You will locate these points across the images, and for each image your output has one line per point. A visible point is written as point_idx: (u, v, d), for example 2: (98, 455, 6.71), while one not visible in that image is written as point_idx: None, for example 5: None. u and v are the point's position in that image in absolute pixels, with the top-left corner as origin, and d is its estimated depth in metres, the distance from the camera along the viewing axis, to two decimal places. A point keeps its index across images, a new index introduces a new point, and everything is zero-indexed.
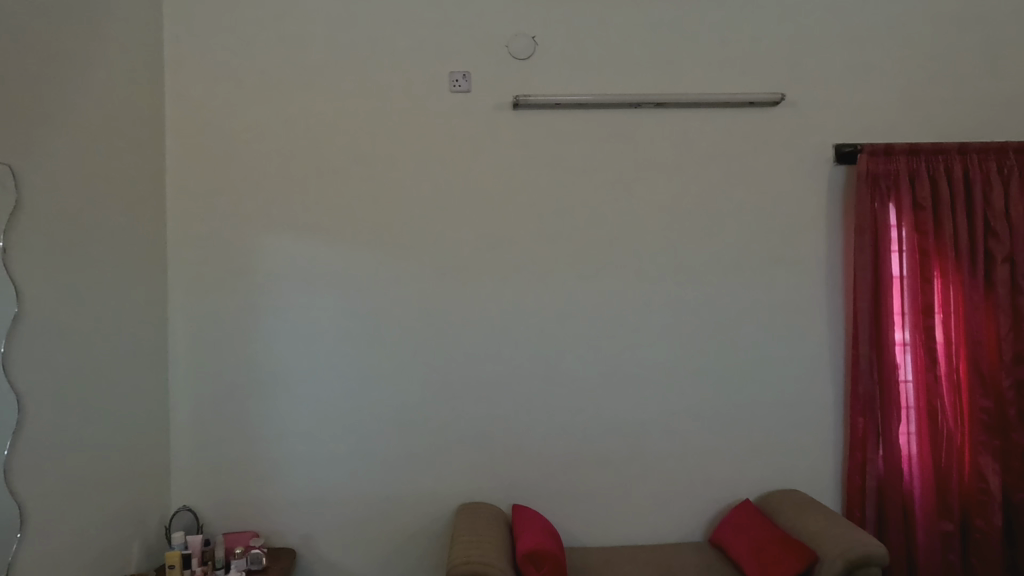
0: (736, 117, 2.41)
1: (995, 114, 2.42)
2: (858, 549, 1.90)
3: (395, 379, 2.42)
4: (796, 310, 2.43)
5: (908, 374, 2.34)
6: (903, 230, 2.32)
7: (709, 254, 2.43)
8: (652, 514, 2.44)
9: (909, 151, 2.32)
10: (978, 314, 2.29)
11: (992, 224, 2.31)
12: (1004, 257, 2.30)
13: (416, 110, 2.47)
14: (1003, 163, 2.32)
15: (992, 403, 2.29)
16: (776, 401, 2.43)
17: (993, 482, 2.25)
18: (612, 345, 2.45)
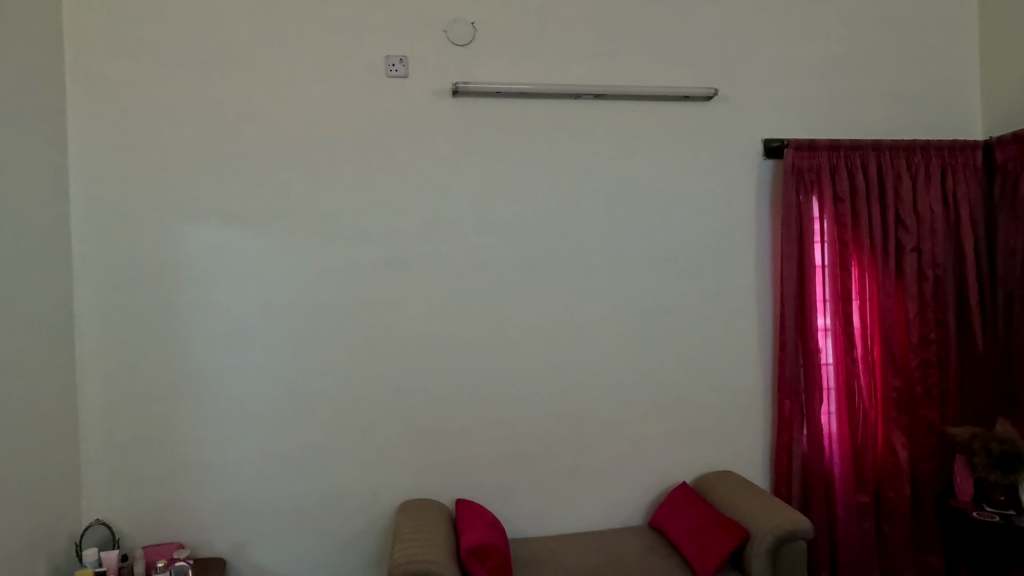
0: (671, 111, 2.25)
1: (907, 116, 2.38)
2: (785, 525, 1.80)
3: (335, 388, 2.09)
4: (736, 305, 2.29)
5: (828, 357, 2.22)
6: (825, 221, 2.20)
7: (652, 254, 2.24)
8: (606, 507, 2.22)
9: (830, 147, 2.20)
10: (890, 300, 2.20)
11: (902, 216, 2.21)
12: (913, 247, 2.20)
13: (360, 85, 2.11)
14: (912, 160, 2.24)
15: (901, 383, 2.20)
16: (719, 403, 2.28)
17: (903, 455, 2.16)
18: (561, 360, 2.20)
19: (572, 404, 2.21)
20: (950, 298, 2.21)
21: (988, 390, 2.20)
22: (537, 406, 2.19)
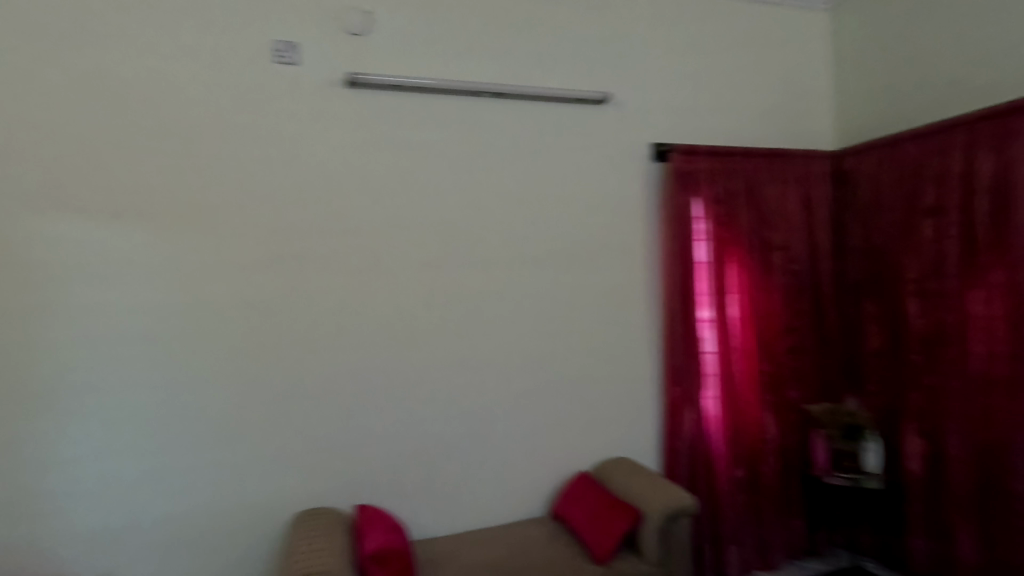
0: (566, 113, 2.32)
1: (781, 123, 2.58)
2: (673, 503, 1.93)
3: (219, 395, 1.94)
4: (629, 300, 2.41)
5: (710, 346, 2.38)
6: (706, 221, 2.37)
7: (550, 252, 2.30)
8: (509, 500, 2.25)
9: (710, 152, 2.37)
10: (760, 294, 2.42)
11: (770, 217, 2.45)
12: (779, 245, 2.44)
13: (244, 70, 1.97)
14: (778, 166, 2.47)
15: (770, 367, 2.43)
16: (614, 394, 2.38)
17: (771, 431, 2.41)
18: (461, 358, 2.20)
19: (474, 401, 2.21)
20: (808, 291, 2.48)
21: (838, 371, 2.50)
22: (439, 405, 2.17)
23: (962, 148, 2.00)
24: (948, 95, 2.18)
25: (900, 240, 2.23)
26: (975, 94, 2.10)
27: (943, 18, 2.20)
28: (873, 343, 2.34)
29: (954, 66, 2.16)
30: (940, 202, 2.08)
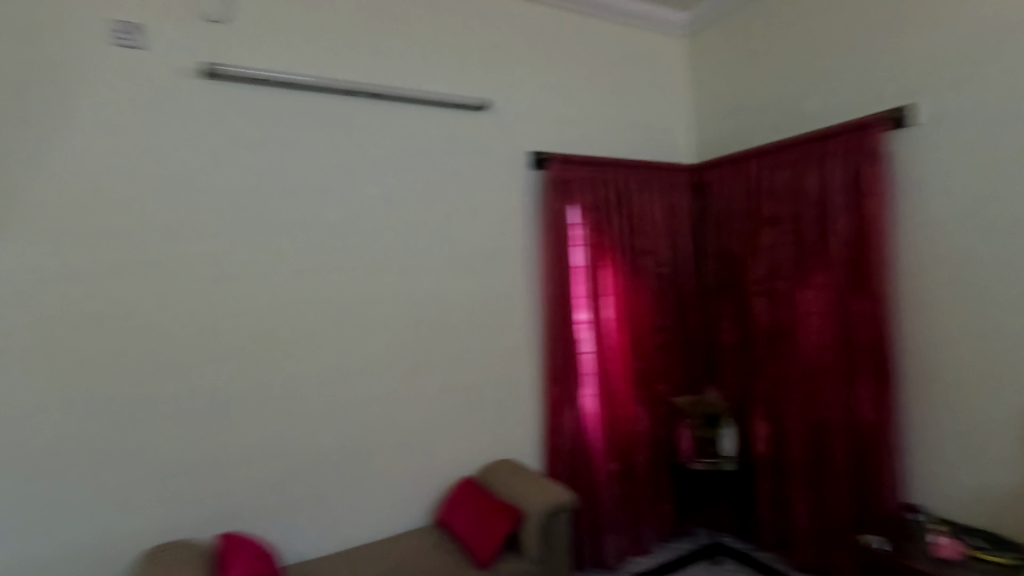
0: (445, 117, 2.31)
1: (646, 137, 2.78)
2: (552, 500, 1.99)
3: (44, 422, 1.69)
4: (510, 304, 2.45)
5: (587, 347, 2.48)
6: (582, 227, 2.47)
7: (431, 257, 2.28)
8: (391, 512, 2.19)
9: (584, 162, 2.48)
10: (632, 296, 2.58)
11: (639, 224, 2.61)
12: (647, 250, 2.62)
13: (75, 52, 1.74)
14: (646, 177, 2.65)
15: (641, 364, 2.59)
16: (497, 396, 2.42)
17: (643, 425, 2.55)
18: (339, 367, 2.11)
19: (352, 411, 2.13)
20: (672, 292, 2.69)
21: (699, 366, 2.74)
22: (314, 418, 2.06)
23: (793, 166, 2.28)
24: (782, 118, 2.45)
25: (746, 246, 2.49)
26: (802, 118, 2.37)
27: (777, 49, 2.46)
28: (728, 339, 2.60)
29: (786, 92, 2.43)
30: (777, 213, 2.35)
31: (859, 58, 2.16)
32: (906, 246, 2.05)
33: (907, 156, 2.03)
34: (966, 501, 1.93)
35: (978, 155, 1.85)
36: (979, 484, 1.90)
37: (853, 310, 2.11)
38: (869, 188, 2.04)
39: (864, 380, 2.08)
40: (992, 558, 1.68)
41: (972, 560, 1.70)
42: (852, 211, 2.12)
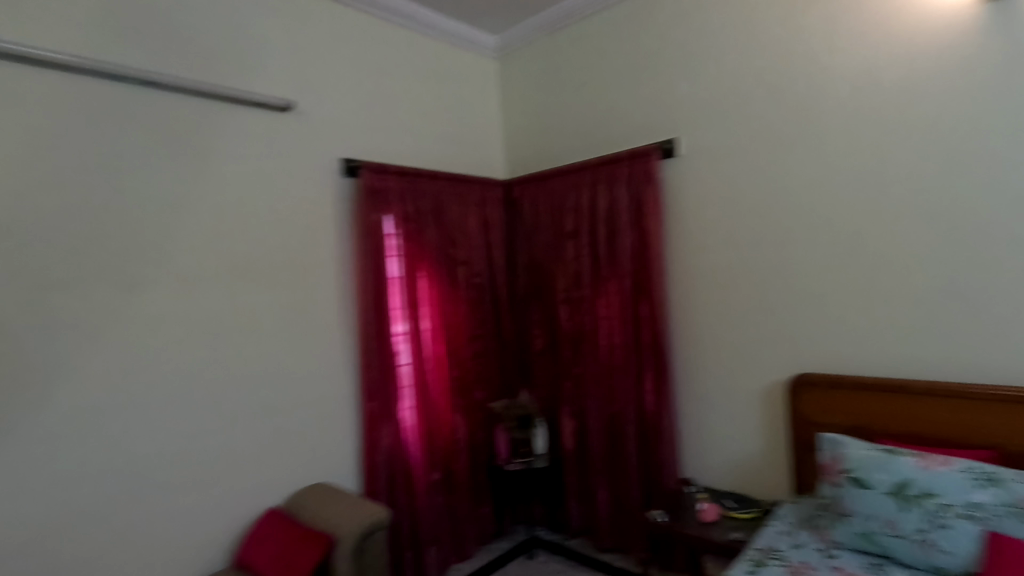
0: (241, 115, 2.10)
1: (460, 152, 2.86)
2: (366, 520, 1.91)
3: None
4: (320, 318, 2.31)
5: (405, 358, 2.44)
6: (398, 237, 2.43)
7: (226, 267, 2.05)
8: (175, 560, 1.90)
9: (398, 172, 2.44)
10: (449, 305, 2.62)
11: (454, 235, 2.66)
12: (462, 261, 2.68)
13: None
14: (461, 190, 2.71)
15: (459, 372, 2.63)
16: (306, 417, 2.25)
17: (462, 432, 2.60)
18: (105, 399, 1.78)
19: (119, 450, 1.80)
20: (488, 302, 2.79)
21: (514, 370, 2.88)
22: (66, 462, 1.70)
23: (589, 185, 2.54)
24: (579, 142, 2.72)
25: (552, 257, 2.70)
26: (595, 143, 2.65)
27: (573, 80, 2.73)
28: (539, 344, 2.78)
29: (581, 119, 2.70)
30: (577, 227, 2.59)
31: (637, 95, 2.49)
32: (675, 258, 2.40)
33: (674, 181, 2.38)
34: (724, 470, 2.31)
35: (724, 183, 2.24)
36: (732, 454, 2.29)
37: (638, 313, 2.42)
38: (647, 207, 2.35)
39: (648, 373, 2.38)
40: (741, 515, 2.04)
41: (727, 518, 2.04)
42: (635, 227, 2.42)
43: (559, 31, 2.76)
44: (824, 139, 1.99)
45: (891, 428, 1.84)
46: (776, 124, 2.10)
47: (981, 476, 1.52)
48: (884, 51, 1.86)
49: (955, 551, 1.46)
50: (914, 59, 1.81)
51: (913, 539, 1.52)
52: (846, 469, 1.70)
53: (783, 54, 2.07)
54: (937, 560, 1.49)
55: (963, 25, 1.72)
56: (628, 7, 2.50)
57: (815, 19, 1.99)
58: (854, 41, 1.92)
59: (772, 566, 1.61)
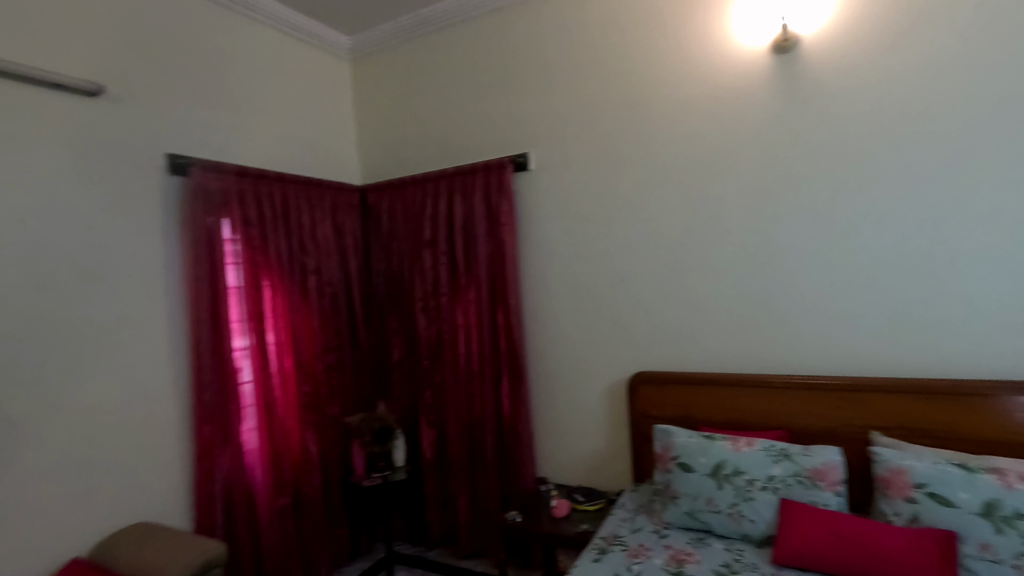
0: (34, 97, 1.77)
1: (309, 154, 2.70)
2: (197, 560, 1.72)
3: None
4: (140, 333, 2.02)
5: (247, 375, 2.24)
6: (237, 242, 2.23)
7: (9, 276, 1.70)
8: None
9: (237, 172, 2.23)
10: (298, 315, 2.46)
11: (303, 242, 2.50)
12: (313, 268, 2.53)
13: None
14: (311, 195, 2.56)
15: (310, 388, 2.47)
16: (122, 449, 1.95)
17: (314, 451, 2.44)
18: None
19: None
20: (342, 312, 2.67)
21: (371, 382, 2.79)
22: None
23: (446, 194, 2.56)
24: (437, 150, 2.72)
25: (410, 265, 2.67)
26: (452, 153, 2.68)
27: (430, 89, 2.73)
28: (397, 354, 2.73)
29: (439, 128, 2.71)
30: (435, 235, 2.59)
31: (492, 109, 2.56)
32: (529, 266, 2.51)
33: (527, 193, 2.49)
34: (574, 466, 2.46)
35: (573, 197, 2.39)
36: (581, 451, 2.44)
37: (495, 321, 2.49)
38: (502, 218, 2.43)
39: (505, 379, 2.46)
40: (590, 507, 2.18)
41: (577, 512, 2.17)
42: (491, 236, 2.49)
43: (416, 38, 2.75)
44: (654, 161, 2.21)
45: (710, 416, 2.10)
46: (614, 144, 2.29)
47: (777, 452, 1.79)
48: (700, 87, 2.12)
49: (759, 519, 1.71)
50: (722, 96, 2.08)
51: (728, 513, 1.75)
52: (675, 456, 1.90)
53: (620, 81, 2.27)
54: (746, 528, 1.72)
55: (760, 69, 2.02)
56: (483, 22, 2.56)
57: (645, 52, 2.21)
58: (675, 76, 2.16)
59: (615, 552, 1.73)
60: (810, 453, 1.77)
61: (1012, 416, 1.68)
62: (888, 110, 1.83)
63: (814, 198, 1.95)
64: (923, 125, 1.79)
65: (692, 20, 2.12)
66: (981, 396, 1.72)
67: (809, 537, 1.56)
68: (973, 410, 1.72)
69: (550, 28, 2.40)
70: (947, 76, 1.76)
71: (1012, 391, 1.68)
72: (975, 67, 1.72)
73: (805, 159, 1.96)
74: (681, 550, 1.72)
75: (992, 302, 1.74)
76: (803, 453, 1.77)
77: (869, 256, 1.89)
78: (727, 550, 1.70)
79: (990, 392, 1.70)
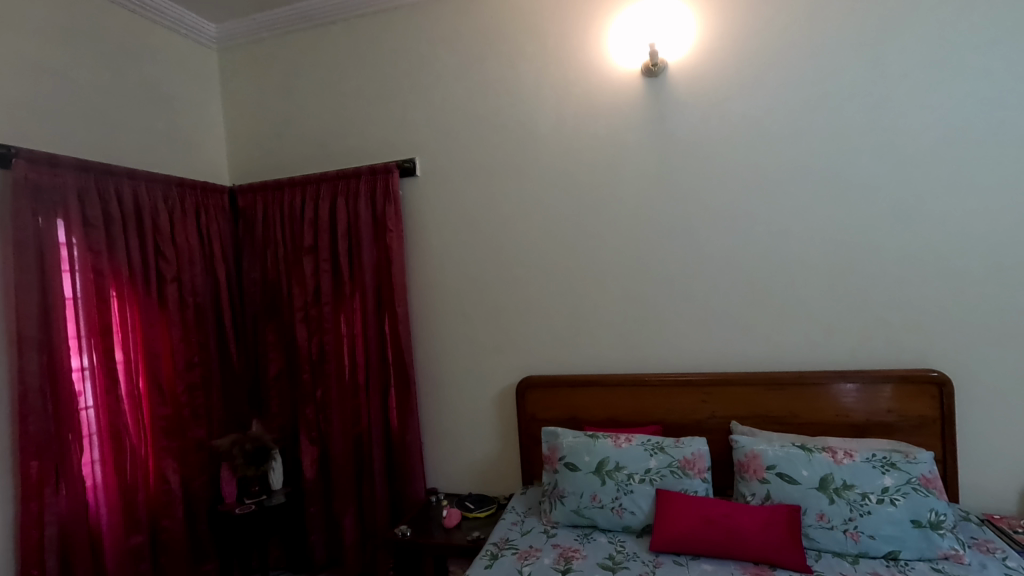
0: None
1: (167, 150, 2.43)
2: None
3: None
4: None
5: (88, 400, 1.95)
6: (75, 247, 1.93)
7: None
8: None
9: (77, 166, 1.94)
10: (155, 329, 2.19)
11: (161, 247, 2.24)
12: (173, 276, 2.27)
13: None
14: (169, 195, 2.30)
15: (169, 410, 2.21)
16: None
17: (175, 480, 2.18)
18: None
19: None
20: (208, 324, 2.42)
21: (243, 399, 2.57)
22: None
23: (327, 199, 2.44)
24: (317, 151, 2.58)
25: (287, 273, 2.50)
26: (334, 155, 2.56)
27: (309, 87, 2.58)
28: (273, 369, 2.54)
29: (319, 129, 2.58)
30: (315, 241, 2.46)
31: (377, 111, 2.48)
32: (416, 274, 2.46)
33: (413, 199, 2.45)
34: (465, 474, 2.45)
35: (461, 205, 2.39)
36: (471, 458, 2.43)
37: (382, 330, 2.41)
38: (388, 224, 2.37)
39: (393, 390, 2.40)
40: (480, 514, 2.18)
41: (468, 520, 2.16)
42: (376, 243, 2.42)
43: (293, 32, 2.59)
44: (539, 172, 2.28)
45: (593, 416, 2.20)
46: (500, 153, 2.33)
47: (652, 446, 1.92)
48: (581, 102, 2.23)
49: (637, 511, 1.82)
50: (601, 113, 2.20)
51: (610, 507, 1.84)
52: (562, 456, 1.97)
53: (506, 92, 2.31)
54: (626, 520, 1.83)
55: (633, 90, 2.17)
56: (366, 22, 2.49)
57: (530, 66, 2.28)
58: (558, 90, 2.25)
59: (506, 556, 1.75)
60: (680, 445, 1.92)
61: (839, 402, 1.96)
62: (741, 133, 2.06)
63: (682, 211, 2.14)
64: (768, 149, 2.04)
65: (572, 39, 2.22)
66: (815, 385, 1.98)
67: (682, 523, 1.69)
68: (808, 398, 1.98)
69: (436, 35, 2.39)
70: (787, 109, 2.01)
71: (838, 380, 1.95)
72: (807, 102, 1.99)
73: (673, 175, 2.14)
74: (568, 547, 1.77)
75: (822, 305, 2.02)
76: (675, 445, 1.91)
77: (727, 264, 2.10)
78: (610, 543, 1.78)
79: (822, 381, 1.97)
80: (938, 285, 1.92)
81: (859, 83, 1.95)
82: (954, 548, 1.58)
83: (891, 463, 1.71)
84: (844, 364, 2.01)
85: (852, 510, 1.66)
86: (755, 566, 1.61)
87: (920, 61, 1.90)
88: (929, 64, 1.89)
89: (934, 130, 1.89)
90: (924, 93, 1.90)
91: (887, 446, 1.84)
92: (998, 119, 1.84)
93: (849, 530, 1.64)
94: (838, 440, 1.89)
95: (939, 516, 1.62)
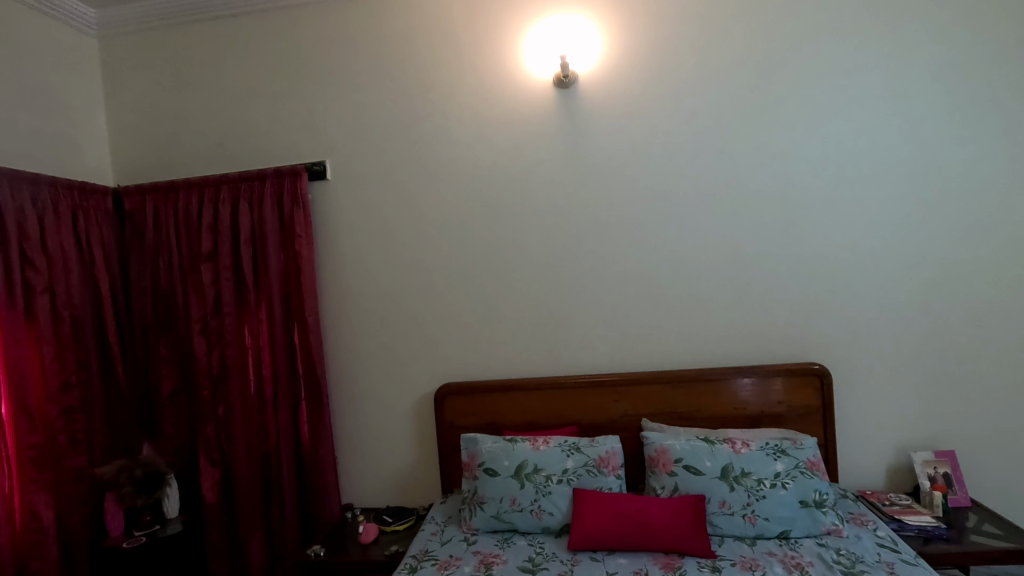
0: None
1: (36, 145, 2.17)
2: None
3: None
4: None
5: None
6: None
7: None
8: None
9: None
10: (21, 348, 1.94)
11: (29, 254, 1.99)
12: (43, 288, 2.02)
13: None
14: (39, 196, 2.05)
15: (40, 437, 1.96)
16: None
17: (47, 516, 1.93)
18: None
19: None
20: (88, 339, 2.18)
21: (131, 421, 2.34)
22: None
23: (229, 202, 2.28)
24: (215, 151, 2.42)
25: (183, 282, 2.32)
26: (235, 156, 2.40)
27: (206, 83, 2.41)
28: (167, 385, 2.33)
29: (218, 127, 2.41)
30: (214, 248, 2.29)
31: (283, 111, 2.37)
32: (328, 281, 2.37)
33: (324, 204, 2.35)
34: (382, 486, 2.38)
35: (376, 210, 2.33)
36: (389, 470, 2.37)
37: (291, 341, 2.29)
38: (297, 230, 2.25)
39: (303, 404, 2.29)
40: (398, 527, 2.12)
41: (385, 534, 2.10)
42: (283, 250, 2.30)
43: (187, 24, 2.41)
44: (454, 178, 2.28)
45: (512, 421, 2.22)
46: (415, 158, 2.30)
47: (569, 446, 1.97)
48: (495, 109, 2.25)
49: (556, 511, 1.86)
50: (515, 121, 2.24)
51: (529, 510, 1.86)
52: (481, 462, 1.96)
53: (421, 97, 2.29)
54: (546, 521, 1.86)
55: (546, 100, 2.22)
56: (269, 17, 2.36)
57: (444, 72, 2.27)
58: (472, 98, 2.26)
59: (426, 568, 1.71)
60: (596, 444, 1.97)
61: (736, 396, 2.11)
62: (646, 145, 2.17)
63: (594, 219, 2.21)
64: (670, 160, 2.16)
65: (486, 46, 2.24)
66: (715, 381, 2.12)
67: (598, 520, 1.75)
68: (710, 393, 2.12)
69: (346, 36, 2.32)
70: (687, 124, 2.15)
71: (734, 376, 2.11)
72: (705, 118, 2.14)
73: (585, 184, 2.21)
74: (488, 553, 1.77)
75: (720, 306, 2.17)
76: (590, 444, 1.97)
77: (636, 270, 2.20)
78: (529, 545, 1.80)
79: (721, 377, 2.12)
80: (817, 287, 2.13)
81: (748, 103, 2.12)
82: (835, 523, 1.75)
83: (782, 450, 1.86)
84: (741, 360, 2.17)
85: (749, 496, 1.78)
86: (665, 555, 1.69)
87: (799, 85, 2.10)
88: (806, 88, 2.10)
89: (811, 148, 2.11)
90: (803, 115, 2.11)
91: (778, 434, 2.01)
92: (862, 140, 2.09)
93: (748, 515, 1.77)
94: (736, 432, 2.04)
95: (822, 495, 1.78)
